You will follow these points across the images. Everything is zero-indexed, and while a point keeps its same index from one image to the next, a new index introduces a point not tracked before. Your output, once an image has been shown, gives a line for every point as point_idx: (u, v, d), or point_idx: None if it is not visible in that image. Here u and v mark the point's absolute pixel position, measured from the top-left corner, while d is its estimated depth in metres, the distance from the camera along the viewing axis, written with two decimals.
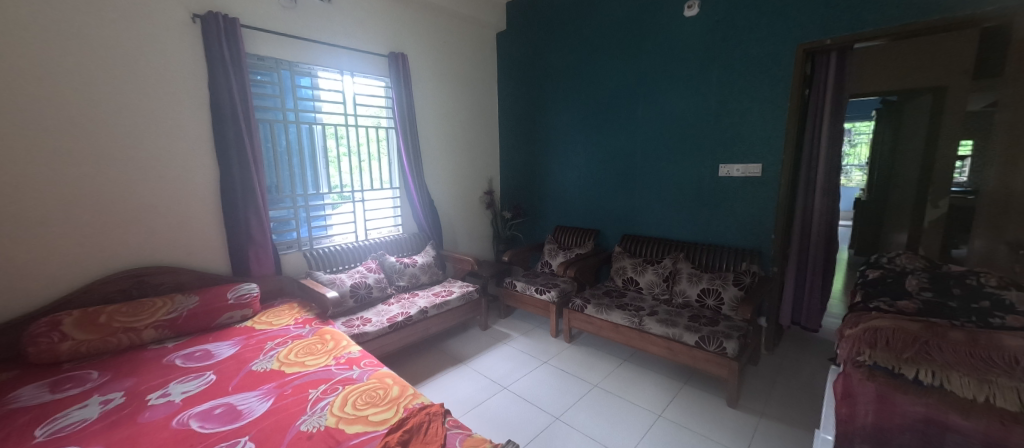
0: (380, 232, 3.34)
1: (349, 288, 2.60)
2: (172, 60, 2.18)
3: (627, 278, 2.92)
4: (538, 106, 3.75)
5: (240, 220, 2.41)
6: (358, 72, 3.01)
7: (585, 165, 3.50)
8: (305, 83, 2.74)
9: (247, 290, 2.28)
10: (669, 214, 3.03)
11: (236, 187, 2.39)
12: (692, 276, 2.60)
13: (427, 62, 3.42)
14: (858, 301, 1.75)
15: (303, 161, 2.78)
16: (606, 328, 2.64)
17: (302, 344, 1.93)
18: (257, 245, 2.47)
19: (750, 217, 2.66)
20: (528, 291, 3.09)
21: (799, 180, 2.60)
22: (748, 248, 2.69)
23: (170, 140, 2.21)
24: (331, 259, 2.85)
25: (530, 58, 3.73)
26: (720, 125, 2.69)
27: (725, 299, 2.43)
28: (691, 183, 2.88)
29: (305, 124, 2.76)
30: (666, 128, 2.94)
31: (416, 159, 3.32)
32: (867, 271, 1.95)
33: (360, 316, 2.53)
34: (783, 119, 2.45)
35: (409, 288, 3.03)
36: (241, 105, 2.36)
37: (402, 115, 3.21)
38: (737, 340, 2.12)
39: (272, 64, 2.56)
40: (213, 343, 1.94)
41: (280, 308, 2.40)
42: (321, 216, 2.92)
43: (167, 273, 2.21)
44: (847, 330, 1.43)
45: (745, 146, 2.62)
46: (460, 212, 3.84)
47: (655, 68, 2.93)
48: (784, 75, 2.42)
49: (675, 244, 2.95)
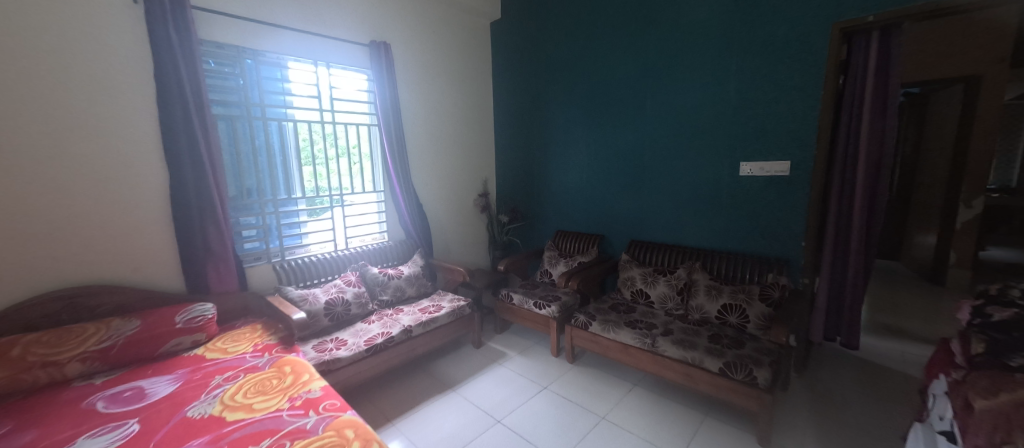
0: (363, 240, 3.03)
1: (323, 306, 2.33)
2: (108, 47, 1.88)
3: (635, 290, 2.62)
4: (536, 102, 3.44)
5: (196, 230, 2.11)
6: (335, 63, 2.71)
7: (588, 163, 3.19)
8: (273, 75, 2.44)
9: (199, 312, 1.97)
10: (683, 218, 2.72)
11: (190, 193, 2.08)
12: (710, 290, 2.30)
13: (415, 53, 3.11)
14: (1016, 365, 1.32)
15: (272, 162, 2.48)
16: (614, 348, 2.33)
17: (254, 379, 1.63)
18: (217, 258, 2.18)
19: (774, 221, 2.35)
20: (526, 305, 2.80)
21: (832, 181, 2.23)
22: (774, 257, 2.38)
23: (109, 140, 1.91)
24: (305, 272, 2.56)
25: (528, 48, 3.41)
26: (741, 117, 2.38)
27: (750, 317, 2.12)
28: (706, 184, 2.58)
29: (273, 121, 2.46)
30: (679, 123, 2.63)
31: (401, 159, 3.01)
32: (989, 309, 1.51)
33: (335, 337, 2.24)
34: (816, 109, 2.14)
35: (393, 302, 2.73)
36: (193, 99, 2.06)
37: (385, 111, 2.91)
38: (770, 368, 1.81)
39: (233, 53, 2.26)
40: (149, 379, 1.64)
41: (240, 330, 2.09)
42: (294, 224, 2.62)
43: (106, 292, 1.90)
44: (968, 421, 1.24)
45: (769, 141, 2.31)
46: (452, 217, 3.54)
47: (666, 54, 2.62)
48: (815, 59, 2.11)
49: (689, 252, 2.64)
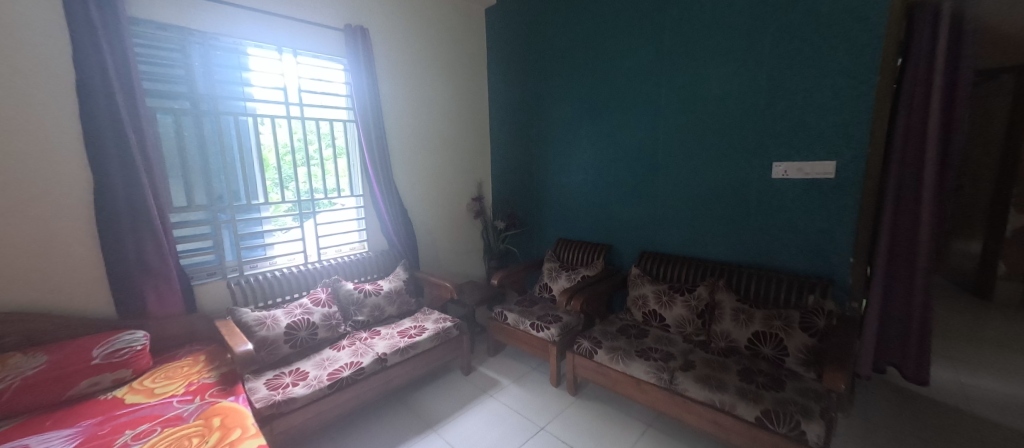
0: (339, 250, 2.69)
1: (284, 331, 2.00)
2: (15, 26, 1.56)
3: (648, 311, 2.26)
4: (535, 95, 3.10)
5: (129, 243, 1.79)
6: (304, 50, 2.38)
7: (594, 164, 2.83)
8: (228, 61, 2.10)
9: (126, 343, 1.66)
10: (703, 227, 2.35)
11: (119, 200, 1.75)
12: (739, 315, 1.93)
13: (398, 39, 2.76)
14: None
15: (229, 164, 2.15)
16: (623, 382, 1.97)
17: (169, 438, 1.29)
18: (156, 276, 1.86)
19: (814, 232, 1.98)
20: (521, 326, 2.45)
21: (886, 185, 1.85)
22: (814, 276, 2.01)
23: (17, 138, 1.59)
24: (267, 290, 2.23)
25: (526, 37, 3.07)
26: (775, 110, 2.02)
27: (789, 349, 1.75)
28: (731, 188, 2.21)
29: (229, 115, 2.12)
30: (700, 117, 2.27)
31: (382, 159, 2.67)
32: None
33: (295, 369, 1.91)
34: (869, 99, 1.77)
35: (370, 323, 2.39)
36: (121, 89, 1.73)
37: (364, 105, 2.57)
38: (822, 421, 1.45)
39: (178, 35, 1.94)
40: (41, 436, 1.30)
41: (179, 363, 1.76)
42: (256, 234, 2.29)
43: (10, 321, 1.57)
44: None
45: (809, 138, 1.94)
46: (442, 224, 3.20)
47: (683, 38, 2.27)
48: (867, 39, 1.75)
49: (710, 267, 2.27)
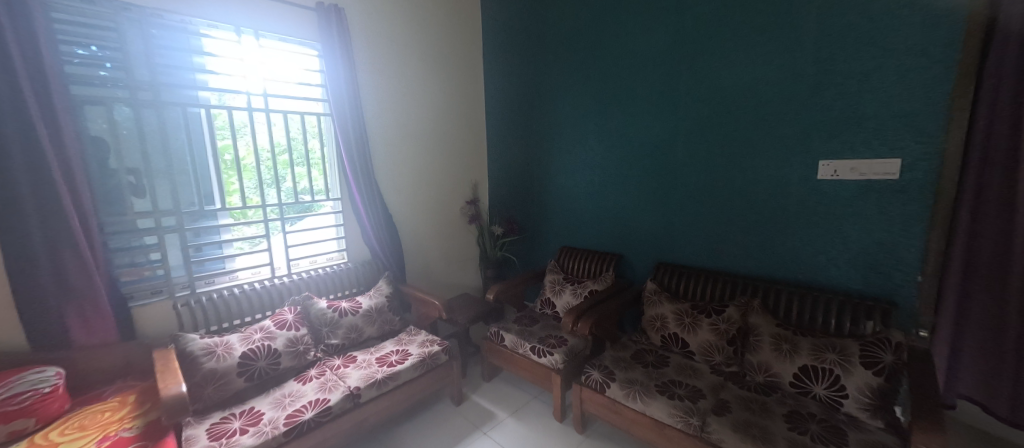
0: (315, 262, 2.38)
1: (238, 363, 1.68)
2: None
3: (668, 335, 1.93)
4: (537, 87, 2.78)
5: (44, 262, 1.48)
6: (270, 32, 2.07)
7: (602, 164, 2.51)
8: (175, 43, 1.79)
9: (33, 384, 1.38)
10: (732, 236, 2.03)
11: (28, 209, 1.44)
12: (781, 345, 1.61)
13: (379, 23, 2.45)
14: None
15: (176, 163, 1.82)
16: (641, 424, 1.65)
17: None
18: (81, 300, 1.56)
19: (870, 245, 1.66)
20: (519, 349, 2.13)
21: (964, 187, 1.51)
22: (871, 298, 1.69)
23: None
24: (224, 310, 1.91)
25: (525, 22, 2.77)
26: (821, 100, 1.69)
27: (848, 390, 1.42)
28: (764, 191, 1.89)
29: (176, 106, 1.80)
30: (729, 108, 1.95)
31: (362, 157, 2.35)
32: None
33: (248, 410, 1.58)
34: (945, 83, 1.44)
35: (346, 347, 2.07)
36: (28, 75, 1.44)
37: (340, 95, 2.26)
38: None
39: (111, 10, 1.63)
40: None
41: (98, 407, 1.47)
42: (213, 245, 1.96)
43: None
44: None
45: (865, 132, 1.61)
46: (433, 230, 2.88)
47: (707, 16, 1.95)
48: (943, 10, 1.42)
49: (741, 283, 1.94)
